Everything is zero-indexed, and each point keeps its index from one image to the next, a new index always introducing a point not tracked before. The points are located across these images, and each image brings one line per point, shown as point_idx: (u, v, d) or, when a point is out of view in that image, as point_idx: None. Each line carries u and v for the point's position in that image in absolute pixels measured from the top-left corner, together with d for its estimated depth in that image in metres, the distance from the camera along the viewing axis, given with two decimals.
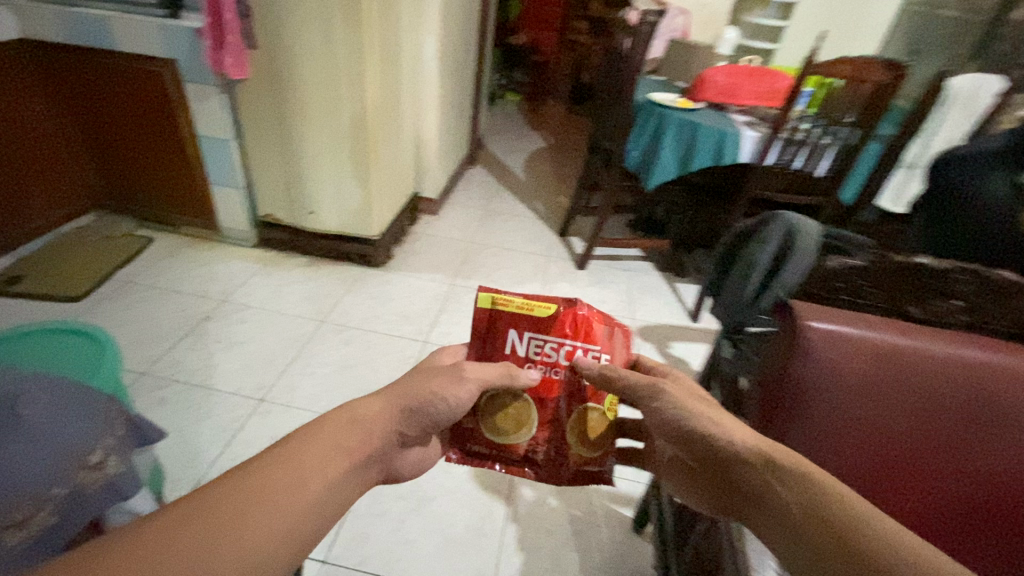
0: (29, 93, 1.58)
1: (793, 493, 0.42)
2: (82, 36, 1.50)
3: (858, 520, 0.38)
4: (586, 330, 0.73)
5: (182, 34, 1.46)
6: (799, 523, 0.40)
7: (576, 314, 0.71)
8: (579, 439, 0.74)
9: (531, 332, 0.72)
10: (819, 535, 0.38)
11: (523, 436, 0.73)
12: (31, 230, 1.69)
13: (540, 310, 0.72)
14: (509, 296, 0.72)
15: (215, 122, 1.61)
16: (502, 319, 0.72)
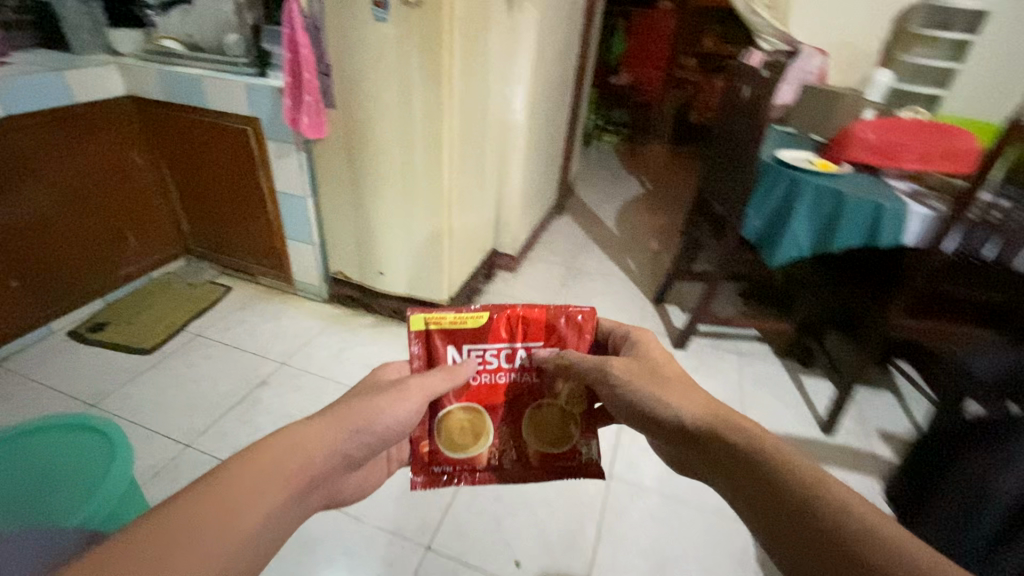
0: (130, 147, 1.65)
1: (750, 468, 0.50)
2: (177, 94, 1.53)
3: (820, 495, 0.45)
4: (524, 330, 0.81)
5: (265, 92, 1.42)
6: (764, 493, 0.48)
7: (504, 321, 0.79)
8: (536, 436, 0.85)
9: (470, 343, 0.81)
10: (781, 502, 0.46)
11: (483, 442, 0.84)
12: (122, 276, 1.74)
13: (475, 320, 0.80)
14: (440, 314, 0.79)
15: (293, 179, 1.56)
16: (441, 334, 0.80)
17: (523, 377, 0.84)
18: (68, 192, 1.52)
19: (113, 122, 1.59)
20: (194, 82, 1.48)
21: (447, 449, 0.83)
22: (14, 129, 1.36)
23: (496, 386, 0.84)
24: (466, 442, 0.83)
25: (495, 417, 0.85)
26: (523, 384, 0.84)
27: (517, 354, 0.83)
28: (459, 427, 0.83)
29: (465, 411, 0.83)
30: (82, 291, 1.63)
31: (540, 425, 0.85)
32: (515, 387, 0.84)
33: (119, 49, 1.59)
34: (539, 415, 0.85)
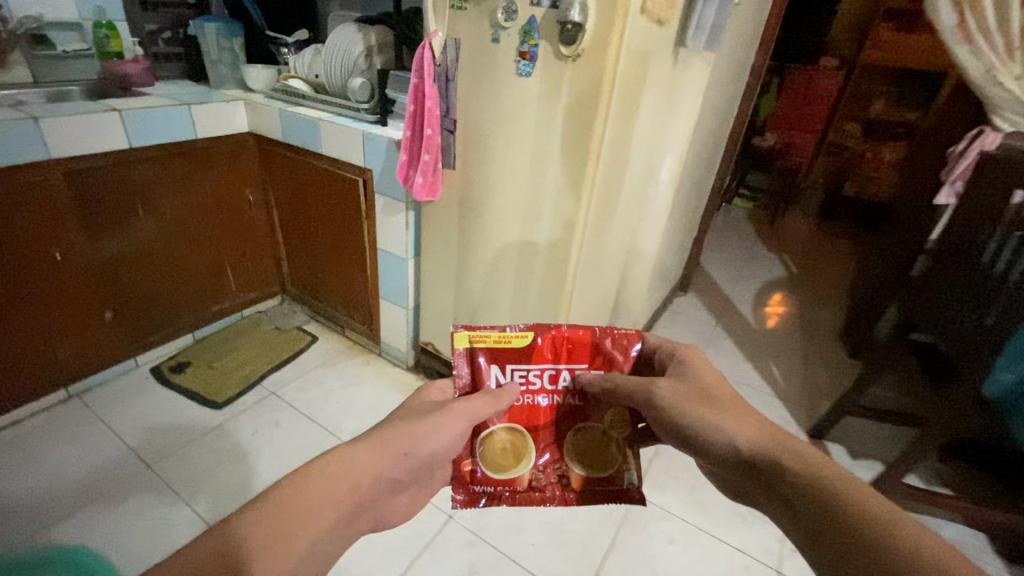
0: (245, 182, 1.59)
1: (806, 498, 0.49)
2: (294, 136, 1.43)
3: (880, 534, 0.43)
4: (573, 351, 0.69)
5: (381, 143, 1.26)
6: (818, 525, 0.47)
7: (555, 341, 0.67)
8: (582, 457, 0.69)
9: (515, 365, 0.69)
10: (833, 537, 0.45)
11: (530, 460, 0.69)
12: (216, 312, 1.66)
13: (521, 341, 0.68)
14: (484, 331, 0.67)
15: (397, 238, 1.38)
16: (484, 356, 0.69)
17: (569, 400, 0.70)
18: (177, 223, 1.46)
19: (235, 158, 1.53)
20: (311, 125, 1.37)
21: (489, 469, 0.68)
22: (135, 160, 1.32)
23: (540, 410, 0.70)
24: (511, 462, 0.68)
25: (542, 436, 0.70)
26: (569, 405, 0.71)
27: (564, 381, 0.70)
28: (501, 445, 0.69)
29: (508, 429, 0.69)
30: (175, 326, 1.57)
31: (591, 446, 0.70)
32: (559, 405, 0.70)
33: (251, 85, 1.56)
34: (589, 437, 0.70)
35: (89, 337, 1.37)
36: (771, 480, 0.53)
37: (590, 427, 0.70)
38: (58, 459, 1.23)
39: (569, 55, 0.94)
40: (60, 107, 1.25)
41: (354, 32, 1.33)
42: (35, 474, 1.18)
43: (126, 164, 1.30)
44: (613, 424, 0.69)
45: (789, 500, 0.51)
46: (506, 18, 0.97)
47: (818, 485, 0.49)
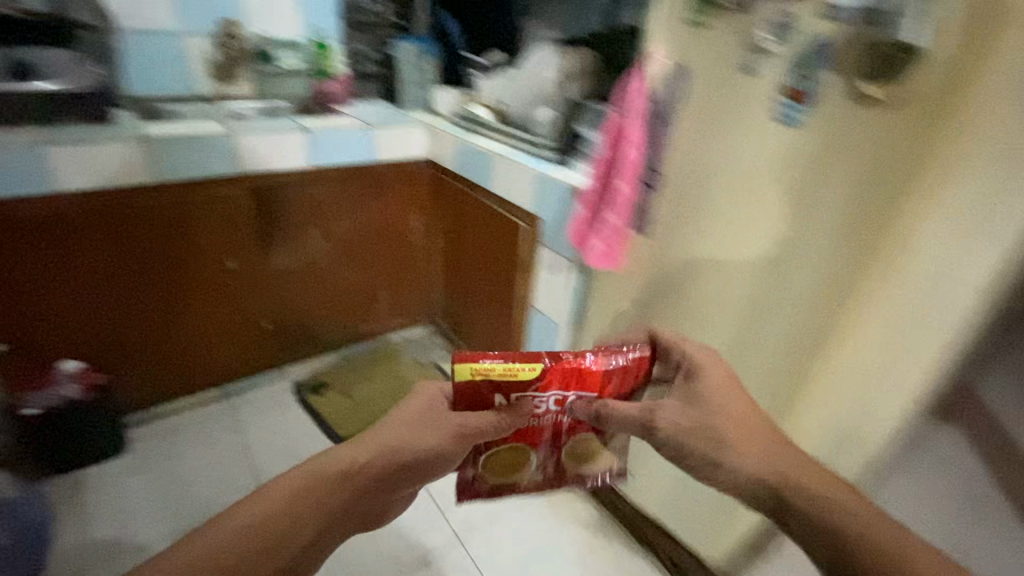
0: (414, 209, 1.50)
1: (810, 522, 0.59)
2: (465, 166, 1.29)
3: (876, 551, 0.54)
4: (581, 381, 0.64)
5: (556, 190, 1.03)
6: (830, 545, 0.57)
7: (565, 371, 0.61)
8: (576, 456, 0.73)
9: (521, 392, 0.63)
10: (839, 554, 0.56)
11: (529, 468, 0.71)
12: (365, 334, 1.62)
13: (532, 372, 0.61)
14: (490, 362, 0.60)
15: (555, 302, 1.15)
16: (487, 385, 0.62)
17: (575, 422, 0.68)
18: (341, 244, 1.43)
19: (407, 183, 1.45)
20: (485, 158, 1.21)
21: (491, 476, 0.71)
22: (314, 182, 1.30)
23: (545, 429, 0.68)
24: (512, 469, 0.71)
25: (543, 449, 0.70)
26: (573, 424, 0.69)
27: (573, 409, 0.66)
28: (502, 458, 0.70)
29: (512, 444, 0.69)
30: (322, 341, 1.55)
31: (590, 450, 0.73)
32: (564, 426, 0.68)
33: (436, 107, 1.47)
34: (585, 445, 0.72)
35: (245, 345, 1.39)
36: (778, 506, 0.62)
37: (588, 437, 0.72)
38: (199, 462, 1.25)
39: (875, 94, 0.60)
40: (261, 122, 1.28)
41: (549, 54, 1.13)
42: (170, 472, 1.22)
43: (302, 184, 1.28)
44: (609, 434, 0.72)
45: (797, 523, 0.60)
46: (776, 41, 0.67)
47: (824, 514, 0.58)
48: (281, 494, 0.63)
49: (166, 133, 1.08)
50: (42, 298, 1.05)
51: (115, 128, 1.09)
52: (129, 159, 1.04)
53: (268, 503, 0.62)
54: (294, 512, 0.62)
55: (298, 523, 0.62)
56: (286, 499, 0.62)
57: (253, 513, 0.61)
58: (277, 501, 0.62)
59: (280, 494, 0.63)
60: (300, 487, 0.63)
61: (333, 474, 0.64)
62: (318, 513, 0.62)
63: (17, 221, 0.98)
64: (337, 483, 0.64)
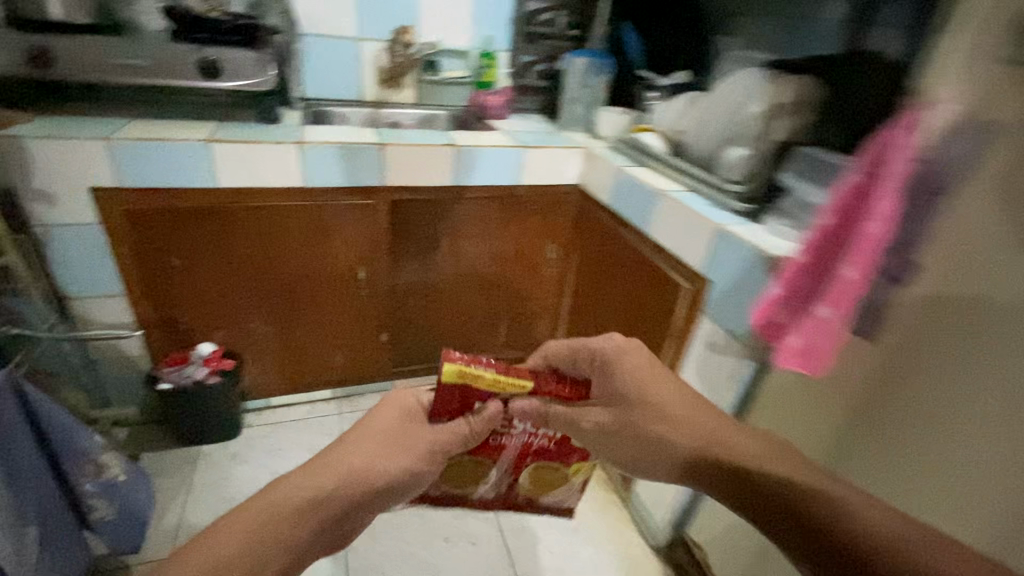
0: (552, 238, 1.36)
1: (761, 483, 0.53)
2: (621, 202, 1.10)
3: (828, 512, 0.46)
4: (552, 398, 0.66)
5: (736, 255, 0.79)
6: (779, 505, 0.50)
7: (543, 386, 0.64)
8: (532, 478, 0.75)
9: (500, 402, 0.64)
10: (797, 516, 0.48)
11: (486, 480, 0.74)
12: (482, 363, 1.52)
13: (517, 389, 0.63)
14: (479, 367, 0.60)
15: (707, 387, 0.92)
16: (466, 390, 0.62)
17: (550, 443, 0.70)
18: (470, 266, 1.33)
19: (551, 212, 1.32)
20: (648, 197, 1.00)
21: (446, 483, 0.73)
22: (453, 200, 1.22)
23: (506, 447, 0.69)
24: (466, 478, 0.73)
25: (504, 468, 0.73)
26: (541, 450, 0.72)
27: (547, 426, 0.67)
28: (460, 468, 0.72)
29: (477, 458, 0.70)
30: (438, 362, 1.47)
31: (548, 477, 0.76)
32: (530, 448, 0.70)
33: (598, 131, 1.31)
34: (548, 471, 0.75)
35: (363, 353, 1.37)
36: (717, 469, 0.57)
37: (550, 465, 0.74)
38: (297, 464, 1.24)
39: None
40: (415, 133, 1.23)
41: (753, 80, 0.89)
42: (270, 468, 1.23)
43: (442, 203, 1.21)
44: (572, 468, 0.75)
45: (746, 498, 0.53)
46: None
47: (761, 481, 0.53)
48: (226, 536, 0.49)
49: (322, 138, 1.07)
50: (195, 288, 1.11)
51: (280, 129, 1.11)
52: (285, 161, 1.04)
53: (210, 552, 0.47)
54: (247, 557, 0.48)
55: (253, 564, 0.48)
56: (237, 540, 0.49)
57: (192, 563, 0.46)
58: (221, 543, 0.48)
59: (224, 537, 0.49)
60: (259, 522, 0.50)
61: (296, 505, 0.52)
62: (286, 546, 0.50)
63: (182, 214, 1.03)
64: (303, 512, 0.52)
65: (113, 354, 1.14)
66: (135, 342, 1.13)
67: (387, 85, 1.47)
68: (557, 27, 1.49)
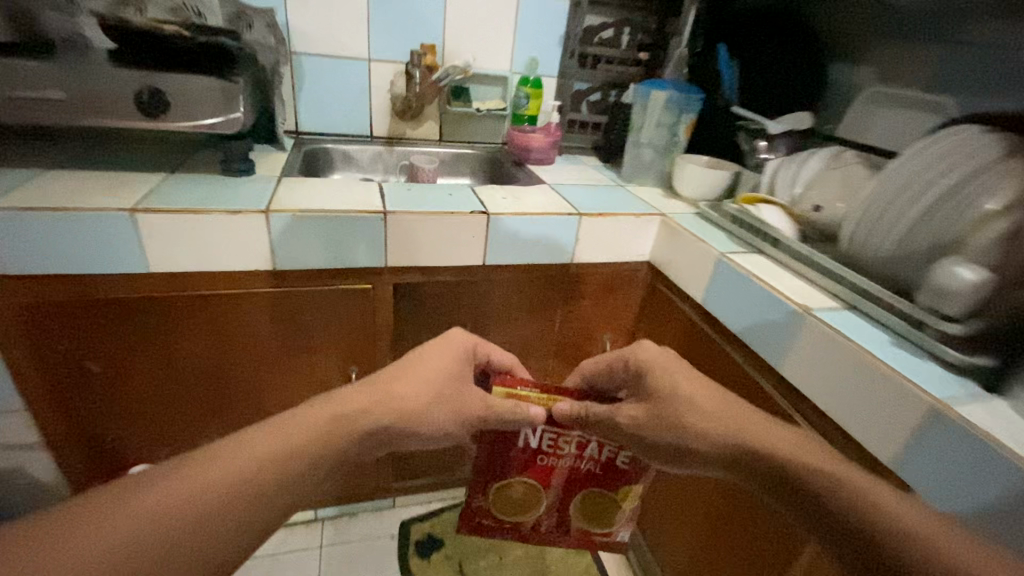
0: (608, 328, 1.02)
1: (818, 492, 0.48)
2: (726, 305, 0.76)
3: (883, 520, 0.45)
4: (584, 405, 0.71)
5: (993, 479, 0.44)
6: (842, 516, 0.46)
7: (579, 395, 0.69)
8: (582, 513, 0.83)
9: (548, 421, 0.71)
10: (854, 524, 0.45)
11: (538, 505, 0.84)
12: None
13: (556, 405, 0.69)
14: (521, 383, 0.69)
15: None
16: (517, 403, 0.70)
17: (594, 462, 0.80)
18: None
19: (610, 295, 0.98)
20: (785, 317, 0.65)
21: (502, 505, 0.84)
22: (479, 283, 0.90)
23: (547, 466, 0.81)
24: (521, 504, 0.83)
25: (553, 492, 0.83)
26: (586, 470, 0.81)
27: (592, 445, 0.77)
28: (514, 494, 0.83)
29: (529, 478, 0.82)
30: (450, 477, 1.15)
31: (595, 503, 0.83)
32: (575, 463, 0.81)
33: (680, 191, 0.98)
34: (600, 498, 0.82)
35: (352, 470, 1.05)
36: (775, 481, 0.52)
37: (599, 492, 0.82)
38: None
39: None
40: (432, 189, 0.92)
41: (984, 159, 0.56)
42: None
43: (466, 285, 0.89)
44: (622, 493, 0.82)
45: (794, 489, 0.50)
46: None
47: (830, 494, 0.48)
48: (187, 493, 0.46)
49: (303, 203, 0.76)
50: (127, 398, 0.81)
51: (245, 185, 0.81)
52: (245, 236, 0.73)
53: (152, 512, 0.44)
54: (202, 528, 0.45)
55: (211, 539, 0.45)
56: (196, 491, 0.46)
57: (102, 547, 0.41)
58: (158, 506, 0.44)
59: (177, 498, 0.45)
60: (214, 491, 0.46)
61: (253, 466, 0.50)
62: (223, 543, 0.45)
63: (101, 304, 0.73)
64: (266, 477, 0.50)
65: (16, 473, 0.86)
66: (43, 464, 0.84)
67: (404, 119, 1.18)
68: (620, 47, 1.17)
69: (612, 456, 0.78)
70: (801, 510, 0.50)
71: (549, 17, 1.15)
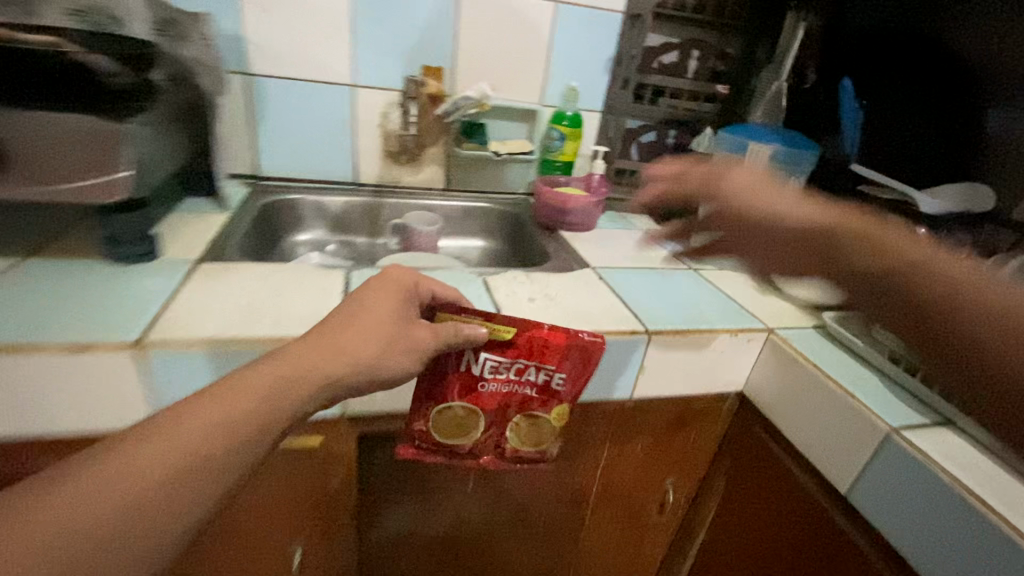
0: (668, 471, 0.71)
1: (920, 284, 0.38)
2: (818, 442, 0.56)
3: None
4: (543, 346, 0.52)
5: None
6: (928, 318, 0.37)
7: (540, 325, 0.52)
8: (518, 441, 0.57)
9: (488, 353, 0.52)
10: (966, 333, 0.35)
11: (471, 434, 0.55)
12: None
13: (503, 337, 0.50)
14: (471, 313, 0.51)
15: None
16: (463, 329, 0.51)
17: (537, 388, 0.54)
18: (510, 523, 0.69)
19: (677, 432, 0.68)
20: None
21: (430, 438, 0.54)
22: None
23: (491, 392, 0.54)
24: (449, 436, 0.55)
25: (492, 422, 0.56)
26: (525, 397, 0.55)
27: (529, 364, 0.53)
28: (453, 419, 0.54)
29: (464, 407, 0.54)
30: None
31: (532, 432, 0.57)
32: (517, 390, 0.54)
33: (784, 287, 0.69)
34: (539, 425, 0.56)
35: None
36: (841, 264, 0.43)
37: (540, 420, 0.56)
38: None
39: None
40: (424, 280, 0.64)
41: None
42: None
43: None
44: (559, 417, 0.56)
45: (862, 271, 0.42)
46: None
47: (913, 293, 0.39)
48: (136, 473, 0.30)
49: (213, 328, 0.47)
50: None
51: (132, 286, 0.52)
52: (100, 386, 0.44)
53: (85, 503, 0.29)
54: (187, 492, 0.32)
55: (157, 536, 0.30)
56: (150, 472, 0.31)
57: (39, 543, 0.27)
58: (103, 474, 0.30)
59: (119, 483, 0.30)
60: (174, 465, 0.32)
61: (233, 418, 0.34)
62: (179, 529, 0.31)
63: None
64: (253, 424, 0.35)
65: None
66: None
67: (400, 160, 0.90)
68: (688, 75, 0.88)
69: (552, 379, 0.54)
70: (879, 304, 0.41)
71: (595, 34, 0.87)
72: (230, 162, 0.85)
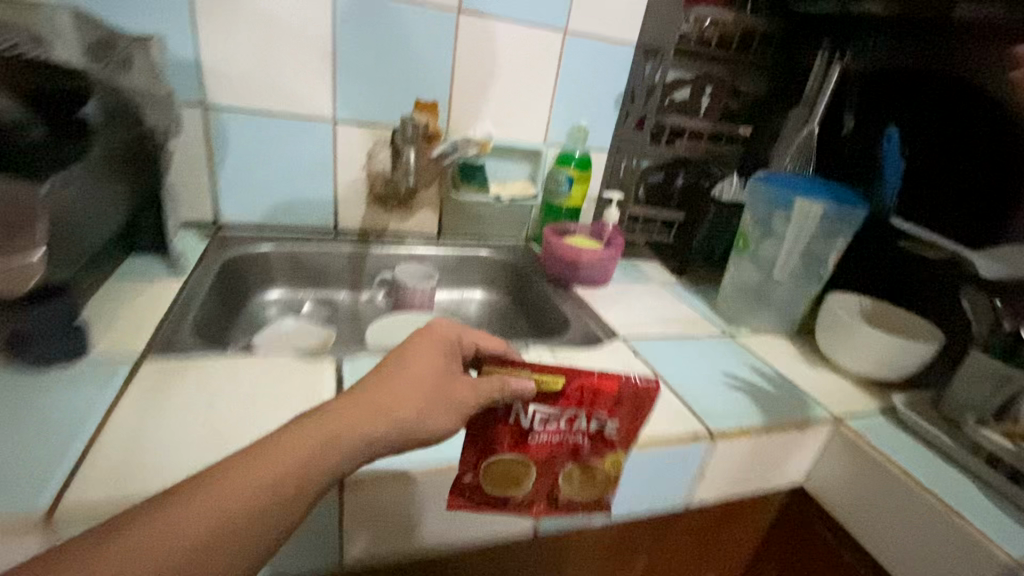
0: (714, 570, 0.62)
1: None
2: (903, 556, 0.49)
3: None
4: (595, 394, 0.40)
5: None
6: None
7: (592, 373, 0.40)
8: (572, 487, 0.44)
9: (535, 407, 0.40)
10: None
11: (522, 485, 0.43)
12: None
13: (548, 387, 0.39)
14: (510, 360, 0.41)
15: None
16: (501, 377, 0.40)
17: (589, 439, 0.42)
18: None
19: (725, 530, 0.59)
20: None
21: (480, 492, 0.42)
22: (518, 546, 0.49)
23: (538, 443, 0.42)
24: (498, 489, 0.42)
25: (542, 470, 0.43)
26: (577, 445, 0.42)
27: (580, 413, 0.41)
28: (502, 470, 0.42)
29: (512, 457, 0.42)
30: None
31: (587, 485, 0.44)
32: (566, 437, 0.42)
33: (838, 360, 0.62)
34: (592, 473, 0.43)
35: None
36: None
37: (593, 467, 0.43)
38: None
39: None
40: None
41: None
42: None
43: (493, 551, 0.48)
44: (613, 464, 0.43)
45: None
46: None
47: None
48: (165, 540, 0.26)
49: (162, 476, 0.34)
50: None
51: (56, 403, 0.39)
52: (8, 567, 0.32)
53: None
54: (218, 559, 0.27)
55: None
56: (174, 541, 0.26)
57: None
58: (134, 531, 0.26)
59: (139, 557, 0.25)
60: (199, 536, 0.27)
61: (275, 480, 0.29)
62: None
63: None
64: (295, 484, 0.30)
65: None
66: None
67: (388, 205, 0.79)
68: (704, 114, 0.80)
69: (604, 429, 0.42)
70: None
71: (605, 68, 0.79)
72: (183, 210, 0.72)
